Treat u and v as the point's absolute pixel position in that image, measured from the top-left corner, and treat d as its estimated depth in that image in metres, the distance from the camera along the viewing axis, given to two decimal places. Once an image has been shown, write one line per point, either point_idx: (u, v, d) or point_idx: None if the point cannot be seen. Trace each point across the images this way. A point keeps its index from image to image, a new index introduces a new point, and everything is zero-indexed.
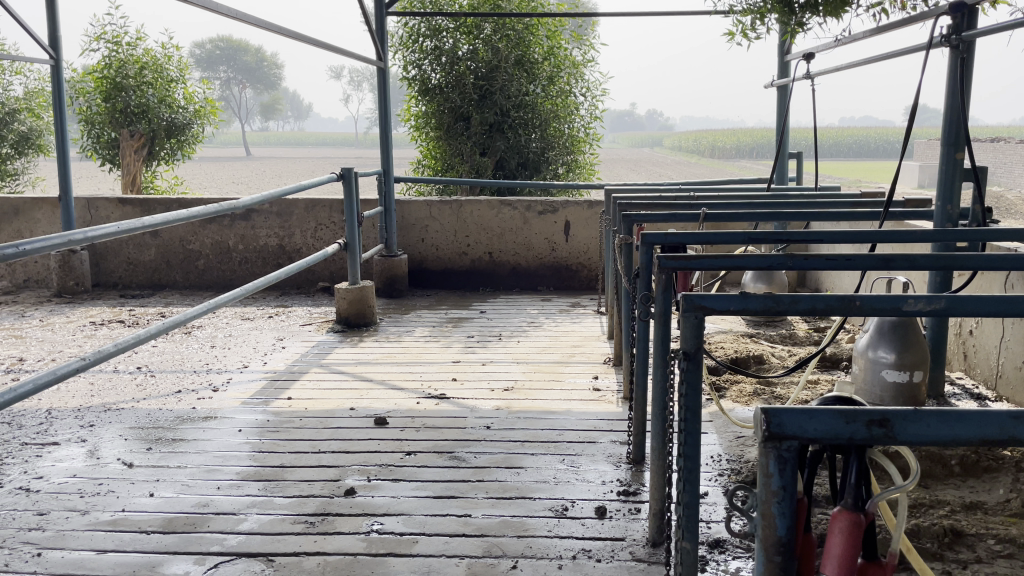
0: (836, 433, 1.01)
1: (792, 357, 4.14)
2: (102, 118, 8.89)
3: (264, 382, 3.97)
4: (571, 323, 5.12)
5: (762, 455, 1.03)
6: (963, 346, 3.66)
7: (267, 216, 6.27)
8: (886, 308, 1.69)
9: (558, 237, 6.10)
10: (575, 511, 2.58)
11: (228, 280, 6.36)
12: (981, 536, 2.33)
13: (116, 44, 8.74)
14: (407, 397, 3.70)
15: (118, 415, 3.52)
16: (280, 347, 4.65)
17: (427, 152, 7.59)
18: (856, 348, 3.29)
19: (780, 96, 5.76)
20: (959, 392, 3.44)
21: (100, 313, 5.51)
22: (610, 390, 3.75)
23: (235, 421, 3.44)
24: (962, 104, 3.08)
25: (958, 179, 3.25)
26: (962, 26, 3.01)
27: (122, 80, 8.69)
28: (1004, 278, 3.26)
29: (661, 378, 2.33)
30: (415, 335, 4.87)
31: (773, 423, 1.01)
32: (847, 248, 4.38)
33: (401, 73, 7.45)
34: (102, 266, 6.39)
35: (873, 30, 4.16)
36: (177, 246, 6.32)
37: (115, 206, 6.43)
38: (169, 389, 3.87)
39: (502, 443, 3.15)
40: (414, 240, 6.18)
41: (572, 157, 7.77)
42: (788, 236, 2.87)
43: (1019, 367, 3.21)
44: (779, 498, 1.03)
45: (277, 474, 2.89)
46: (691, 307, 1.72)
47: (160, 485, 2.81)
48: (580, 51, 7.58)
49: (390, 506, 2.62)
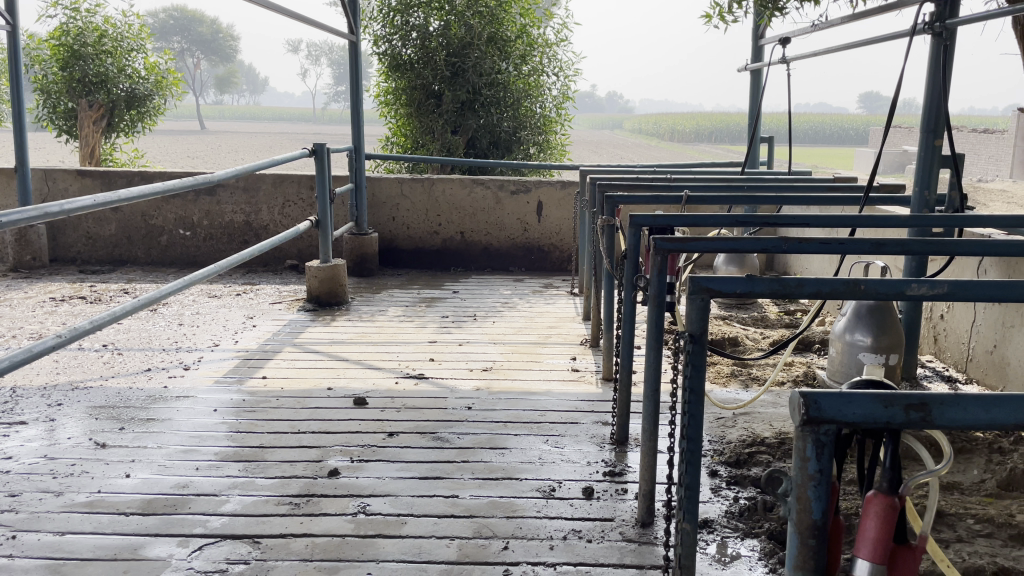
0: (874, 418, 1.01)
1: (766, 339, 4.19)
2: (58, 87, 8.58)
3: (236, 361, 3.89)
4: (545, 304, 5.11)
5: (800, 439, 1.04)
6: (934, 330, 3.74)
7: (234, 191, 6.13)
8: (890, 293, 1.68)
9: (531, 218, 6.07)
10: (563, 492, 2.58)
11: (193, 257, 6.22)
12: (960, 516, 2.39)
13: (74, 11, 8.44)
14: (385, 377, 3.66)
15: (87, 394, 3.42)
16: (250, 325, 4.56)
17: (397, 129, 7.49)
18: (833, 331, 3.33)
19: (753, 80, 5.80)
20: (930, 374, 3.52)
21: (60, 289, 5.34)
22: (589, 371, 3.75)
23: (209, 400, 3.36)
24: (943, 91, 3.12)
25: (936, 166, 3.30)
26: (945, 14, 3.04)
27: (79, 47, 8.37)
28: (978, 264, 3.33)
29: (654, 359, 2.33)
30: (388, 315, 4.81)
31: (813, 408, 1.01)
32: (820, 233, 4.44)
33: (371, 47, 7.31)
34: (60, 240, 6.19)
35: (850, 16, 4.19)
36: (140, 221, 6.15)
37: (74, 178, 6.22)
38: (138, 367, 3.77)
39: (484, 423, 3.13)
40: (385, 219, 6.10)
41: (544, 138, 7.73)
42: (774, 219, 2.88)
43: (990, 350, 3.28)
44: (815, 482, 1.04)
45: (256, 454, 2.83)
46: (697, 290, 1.72)
47: (136, 466, 2.73)
48: (553, 30, 7.52)
49: (375, 487, 2.59)
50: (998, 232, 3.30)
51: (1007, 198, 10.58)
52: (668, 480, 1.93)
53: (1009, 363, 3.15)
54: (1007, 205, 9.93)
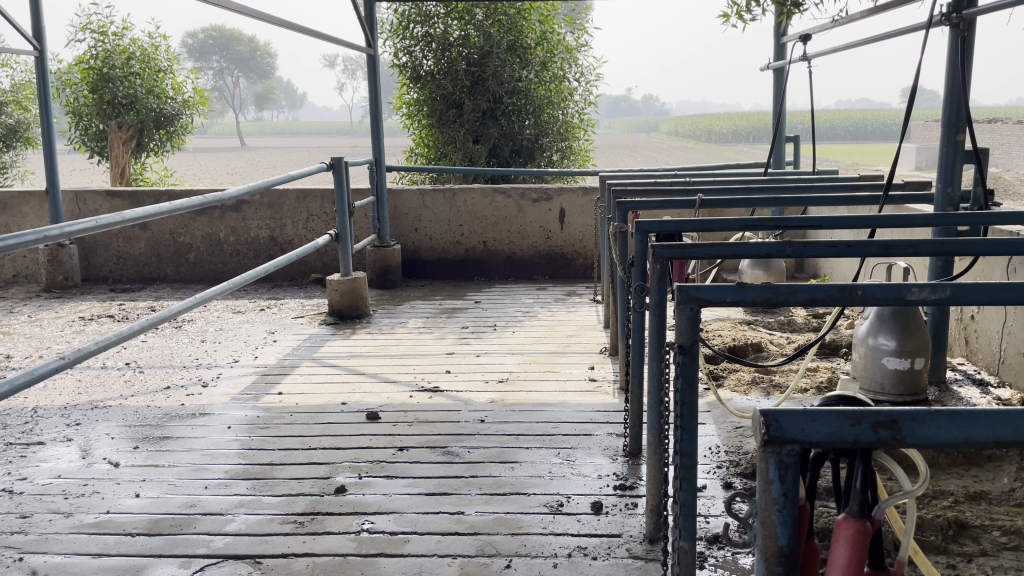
0: (839, 437, 0.94)
1: (791, 344, 4.08)
2: (89, 110, 8.77)
3: (254, 377, 3.91)
4: (566, 312, 5.05)
5: (762, 460, 0.97)
6: (964, 332, 3.60)
7: (258, 207, 6.19)
8: (889, 297, 1.63)
9: (554, 225, 6.03)
10: (571, 507, 2.52)
11: (220, 273, 6.29)
12: (986, 528, 2.28)
13: (103, 35, 8.62)
14: (399, 391, 3.64)
15: (106, 413, 3.45)
16: (271, 340, 4.58)
17: (420, 140, 7.50)
18: (856, 334, 3.22)
19: (776, 79, 5.69)
20: (961, 377, 3.38)
21: (89, 308, 5.43)
22: (606, 380, 3.69)
23: (224, 417, 3.37)
24: (963, 84, 3.01)
25: (959, 162, 3.17)
26: (962, 5, 2.93)
27: (108, 70, 8.57)
28: (1007, 263, 3.20)
29: (657, 369, 2.27)
30: (408, 327, 4.80)
31: (774, 426, 0.95)
32: (846, 235, 4.32)
33: (392, 59, 7.34)
34: (92, 260, 6.31)
35: (871, 10, 4.08)
36: (167, 239, 6.24)
37: (103, 198, 6.34)
38: (157, 385, 3.80)
39: (496, 437, 3.09)
40: (407, 230, 6.09)
41: (567, 144, 7.68)
42: (786, 221, 2.79)
43: (1022, 352, 3.15)
44: (779, 506, 0.97)
45: (265, 472, 2.82)
46: (686, 299, 1.67)
47: (146, 486, 2.75)
48: (574, 35, 7.48)
49: (381, 504, 2.56)
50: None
51: None
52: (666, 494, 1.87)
53: None
54: None
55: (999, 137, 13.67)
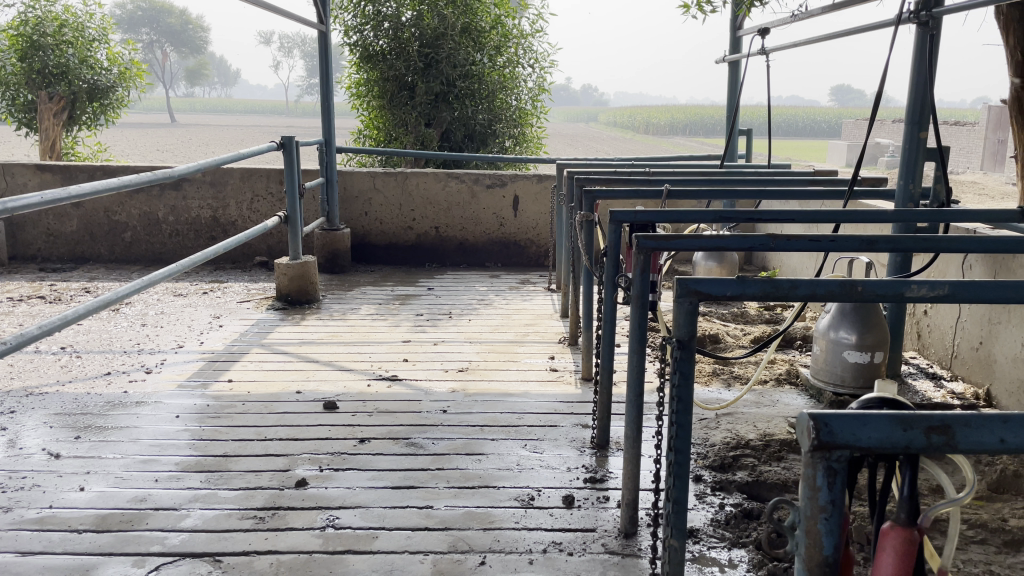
0: (892, 443, 0.90)
1: (747, 336, 4.11)
2: (16, 79, 8.28)
3: (201, 363, 3.74)
4: (522, 300, 5.00)
5: (809, 467, 0.93)
6: (918, 326, 3.68)
7: (200, 186, 5.95)
8: (889, 294, 1.58)
9: (507, 212, 5.96)
10: (542, 501, 2.47)
11: (158, 254, 6.03)
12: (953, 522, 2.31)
13: (33, 1, 8.17)
14: (356, 380, 3.53)
15: (43, 400, 3.26)
16: (217, 325, 4.40)
17: (370, 121, 7.34)
18: (817, 328, 3.23)
19: (731, 72, 5.72)
20: (915, 371, 3.45)
21: (18, 289, 5.14)
22: (567, 370, 3.65)
23: (171, 406, 3.21)
24: (929, 82, 3.04)
25: (921, 159, 3.22)
26: (931, 2, 2.96)
27: (38, 38, 8.11)
28: (963, 260, 3.27)
29: (637, 362, 2.22)
30: (360, 313, 4.68)
31: (824, 431, 0.91)
32: (800, 229, 4.37)
33: (341, 38, 7.13)
34: (19, 238, 5.97)
35: (832, 6, 4.11)
36: (102, 217, 5.95)
37: (33, 172, 6.00)
38: (97, 371, 3.60)
39: (460, 428, 3.01)
40: (357, 214, 5.94)
41: (520, 130, 7.60)
42: (758, 214, 2.77)
43: (976, 347, 3.22)
44: (826, 514, 0.93)
45: (220, 464, 2.69)
46: (685, 292, 1.62)
47: (91, 478, 2.59)
48: (529, 21, 7.39)
49: (345, 499, 2.46)
50: (984, 227, 3.23)
51: (981, 191, 10.70)
52: (654, 486, 1.83)
53: (996, 360, 3.09)
54: (981, 196, 10.05)
55: None
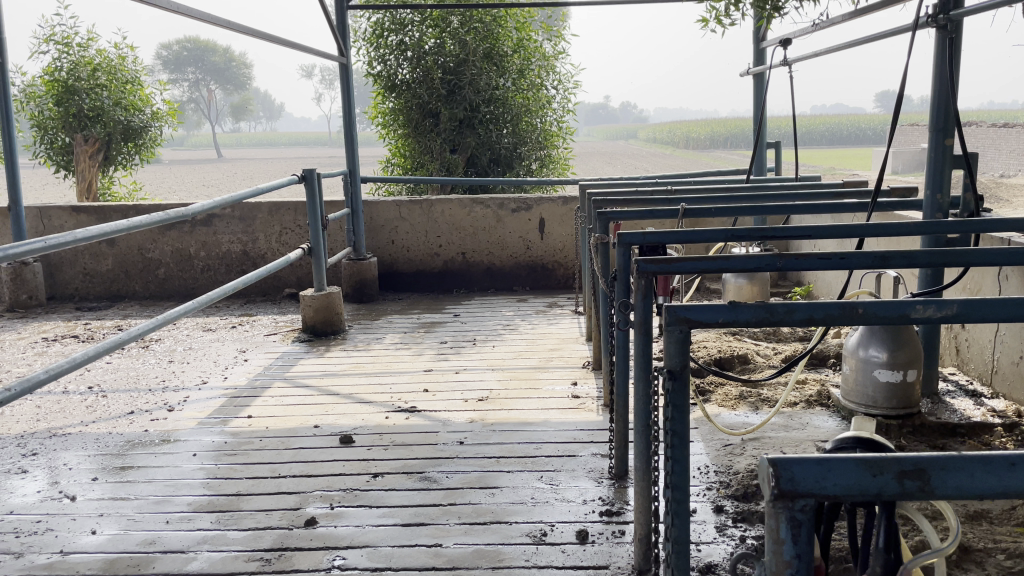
0: (859, 489, 0.82)
1: (777, 355, 3.98)
2: (55, 123, 8.54)
3: (223, 399, 3.74)
4: (548, 324, 4.93)
5: (771, 518, 0.85)
6: (955, 341, 3.52)
7: (229, 221, 6.02)
8: (893, 316, 1.50)
9: (533, 235, 5.91)
10: (555, 536, 2.39)
11: (190, 289, 6.11)
12: (990, 552, 2.17)
13: (67, 46, 8.42)
14: (375, 412, 3.49)
15: (66, 441, 3.28)
16: (242, 359, 4.41)
17: (396, 150, 7.37)
18: (846, 346, 3.09)
19: (756, 85, 5.61)
20: (953, 389, 3.29)
21: (53, 329, 5.23)
22: (589, 397, 3.56)
23: (190, 444, 3.21)
24: (952, 87, 2.92)
25: (948, 167, 3.08)
26: (949, 5, 2.85)
27: (73, 82, 8.35)
28: (998, 271, 3.12)
29: (644, 392, 2.14)
30: (384, 343, 4.66)
31: (785, 479, 0.83)
32: (832, 245, 4.23)
33: (365, 68, 7.20)
34: (57, 278, 6.09)
35: (853, 13, 4.00)
36: (135, 255, 6.05)
37: (69, 214, 6.14)
38: (121, 410, 3.63)
39: (475, 460, 2.95)
40: (384, 242, 5.95)
41: (546, 152, 7.57)
42: (774, 231, 2.67)
43: (1017, 362, 3.06)
44: (792, 569, 0.85)
45: (231, 504, 2.67)
46: (674, 320, 1.53)
47: (104, 521, 2.58)
48: (551, 43, 7.37)
49: (354, 538, 2.41)
50: (1019, 236, 3.07)
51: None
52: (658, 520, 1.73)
53: None
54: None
55: (977, 139, 13.81)
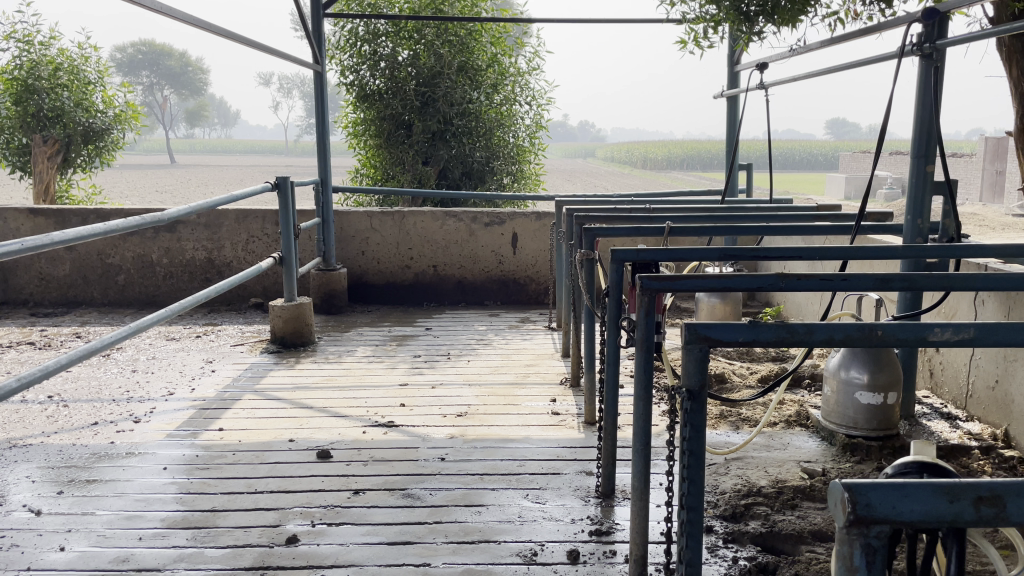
0: (937, 516, 0.80)
1: (753, 374, 4.01)
2: (11, 123, 8.30)
3: (192, 411, 3.62)
4: (522, 340, 4.90)
5: (845, 544, 0.83)
6: (930, 364, 3.58)
7: (194, 228, 5.87)
8: (912, 339, 1.48)
9: (506, 250, 5.88)
10: (545, 556, 2.34)
11: (152, 296, 5.94)
12: None
13: (28, 45, 8.22)
14: (352, 427, 3.41)
15: (27, 452, 3.14)
16: (209, 370, 4.29)
17: (366, 160, 7.32)
18: (827, 366, 3.09)
19: (729, 106, 5.69)
20: (929, 411, 3.34)
21: (7, 335, 5.03)
22: (569, 414, 3.53)
23: (158, 457, 3.09)
24: (935, 114, 2.98)
25: (928, 193, 3.14)
26: (934, 35, 2.90)
27: (33, 81, 8.15)
28: (975, 296, 3.17)
29: (643, 412, 2.11)
30: (356, 355, 4.58)
31: (861, 505, 0.80)
32: (807, 266, 4.28)
33: (338, 78, 7.14)
34: (11, 282, 5.87)
35: (831, 40, 4.06)
36: (95, 260, 5.87)
37: (26, 216, 5.93)
38: (84, 421, 3.49)
39: (458, 477, 2.89)
40: (354, 253, 5.87)
41: (517, 167, 7.58)
42: (764, 251, 2.66)
43: (992, 386, 3.12)
44: None
45: (206, 520, 2.57)
46: (694, 338, 1.52)
47: (72, 537, 2.46)
48: (526, 59, 7.39)
49: (338, 557, 2.33)
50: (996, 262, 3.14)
51: (980, 222, 10.72)
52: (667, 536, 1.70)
53: (1014, 400, 2.98)
54: (979, 227, 10.06)
55: None
